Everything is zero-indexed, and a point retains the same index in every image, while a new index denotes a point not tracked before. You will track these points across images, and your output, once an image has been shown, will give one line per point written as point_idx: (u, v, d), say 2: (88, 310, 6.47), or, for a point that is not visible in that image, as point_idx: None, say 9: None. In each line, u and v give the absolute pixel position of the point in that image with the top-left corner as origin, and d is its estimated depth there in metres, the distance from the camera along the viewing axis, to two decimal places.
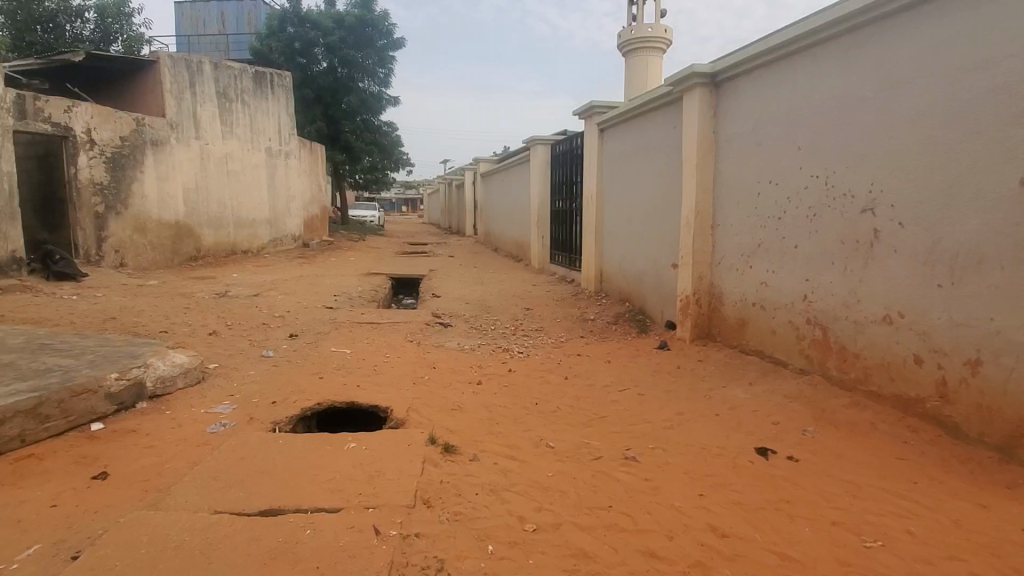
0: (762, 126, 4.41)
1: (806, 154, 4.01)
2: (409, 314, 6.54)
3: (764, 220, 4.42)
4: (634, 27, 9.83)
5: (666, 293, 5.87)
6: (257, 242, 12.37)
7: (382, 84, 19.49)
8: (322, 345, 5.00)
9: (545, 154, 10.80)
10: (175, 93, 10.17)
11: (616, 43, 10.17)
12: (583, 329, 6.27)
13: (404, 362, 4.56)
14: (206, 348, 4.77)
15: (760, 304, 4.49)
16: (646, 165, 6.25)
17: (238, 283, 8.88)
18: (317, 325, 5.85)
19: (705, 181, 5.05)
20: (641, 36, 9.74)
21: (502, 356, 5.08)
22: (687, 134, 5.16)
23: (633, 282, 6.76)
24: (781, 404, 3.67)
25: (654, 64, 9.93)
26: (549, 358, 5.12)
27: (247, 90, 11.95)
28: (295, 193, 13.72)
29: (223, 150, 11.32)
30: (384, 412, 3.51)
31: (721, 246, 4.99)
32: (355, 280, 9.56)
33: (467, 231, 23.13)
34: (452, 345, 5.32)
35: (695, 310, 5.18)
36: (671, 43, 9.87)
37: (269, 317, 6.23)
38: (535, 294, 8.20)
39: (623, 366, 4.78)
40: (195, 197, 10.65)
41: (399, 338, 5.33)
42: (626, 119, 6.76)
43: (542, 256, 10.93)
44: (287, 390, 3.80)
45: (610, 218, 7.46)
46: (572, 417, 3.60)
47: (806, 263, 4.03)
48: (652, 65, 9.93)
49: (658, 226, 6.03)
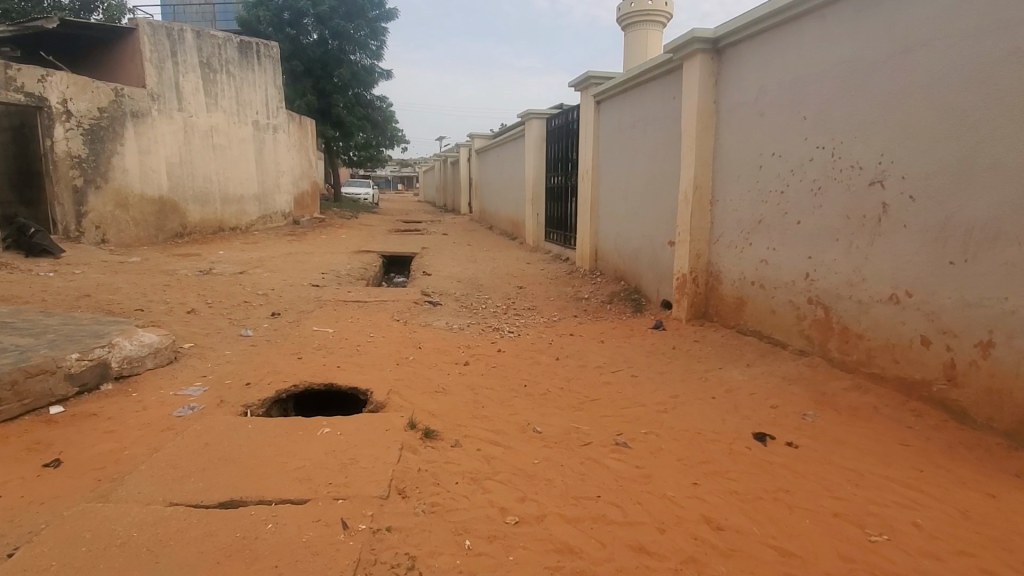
0: (766, 95, 4.17)
1: (811, 123, 3.77)
2: (397, 292, 6.35)
3: (765, 194, 4.20)
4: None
5: (662, 271, 5.68)
6: (245, 218, 12.08)
7: (374, 57, 18.94)
8: (304, 324, 4.81)
9: (541, 128, 10.49)
10: (155, 62, 9.78)
11: (615, 17, 9.77)
12: (576, 309, 6.09)
13: (389, 341, 4.38)
14: (182, 327, 4.59)
15: (760, 282, 4.31)
16: (644, 138, 5.99)
17: (224, 261, 8.66)
18: (301, 304, 5.65)
19: (704, 154, 4.82)
20: (641, 9, 9.34)
21: (492, 335, 4.90)
22: (687, 104, 4.90)
23: (628, 260, 6.56)
24: (780, 386, 3.51)
25: (653, 40, 9.56)
26: (540, 338, 4.95)
27: (232, 60, 11.53)
28: (284, 168, 13.37)
29: (207, 123, 10.96)
30: (365, 395, 3.34)
31: (719, 222, 4.79)
32: (344, 258, 9.34)
33: (462, 210, 22.79)
34: (440, 324, 5.13)
35: (691, 289, 5.00)
36: (671, 17, 9.48)
37: (252, 295, 6.03)
38: (528, 273, 8.00)
39: (616, 347, 4.61)
40: (179, 171, 10.34)
41: (385, 317, 5.14)
42: (623, 90, 6.47)
43: (537, 233, 10.70)
44: (263, 371, 3.62)
45: (606, 194, 7.22)
46: (561, 400, 3.44)
47: (808, 240, 3.82)
48: (651, 41, 9.55)
49: (655, 202, 5.80)
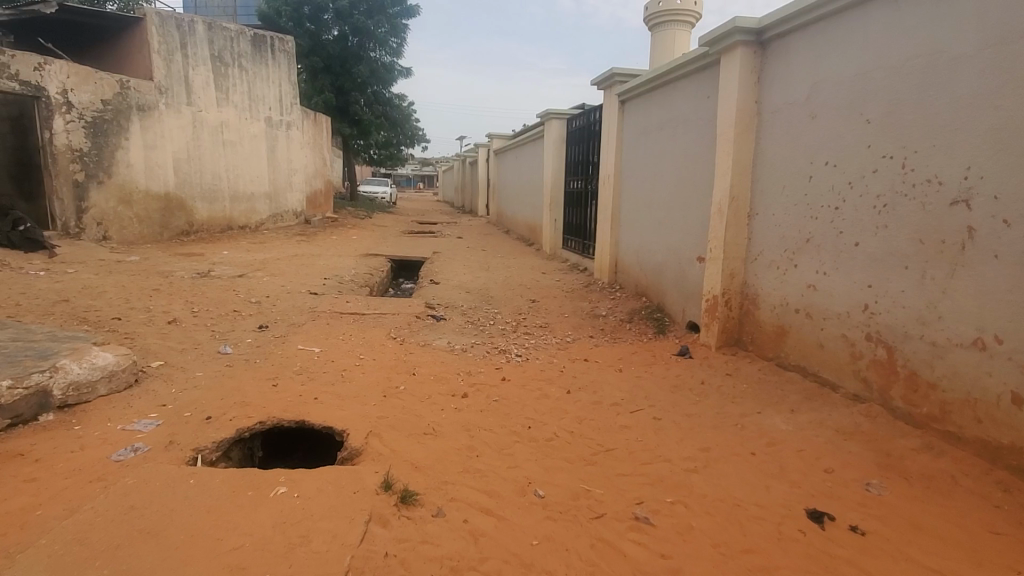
0: (820, 94, 3.59)
1: (875, 128, 3.19)
2: (399, 304, 5.88)
3: (816, 209, 3.61)
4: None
5: (689, 290, 5.12)
6: (255, 217, 11.78)
7: (394, 54, 18.58)
8: (290, 341, 4.35)
9: (561, 129, 9.96)
10: (163, 54, 9.57)
11: (642, 16, 9.20)
12: (593, 328, 5.55)
13: (380, 365, 3.90)
14: (156, 342, 4.22)
15: (806, 311, 3.73)
16: (673, 142, 5.43)
17: (225, 262, 8.33)
18: (293, 315, 5.21)
19: (742, 162, 4.25)
20: (669, 9, 8.76)
21: (497, 359, 4.39)
22: (723, 104, 4.35)
23: (651, 275, 6.01)
24: (834, 442, 2.93)
25: (681, 40, 8.97)
26: (551, 362, 4.42)
27: (245, 54, 11.26)
28: (297, 166, 13.04)
29: (217, 118, 10.69)
30: (341, 437, 2.86)
31: (759, 239, 4.21)
32: (351, 261, 8.92)
33: (480, 212, 22.28)
34: (440, 344, 4.63)
35: (723, 314, 4.44)
36: (701, 17, 8.88)
37: (243, 304, 5.62)
38: (543, 284, 7.47)
39: (636, 378, 4.06)
40: (187, 168, 10.10)
41: (381, 334, 4.66)
42: (650, 89, 5.92)
43: (554, 239, 10.18)
44: (230, 401, 3.17)
45: (629, 202, 6.66)
46: (570, 449, 2.91)
47: (868, 265, 3.24)
48: (680, 41, 8.96)
49: (683, 213, 5.24)
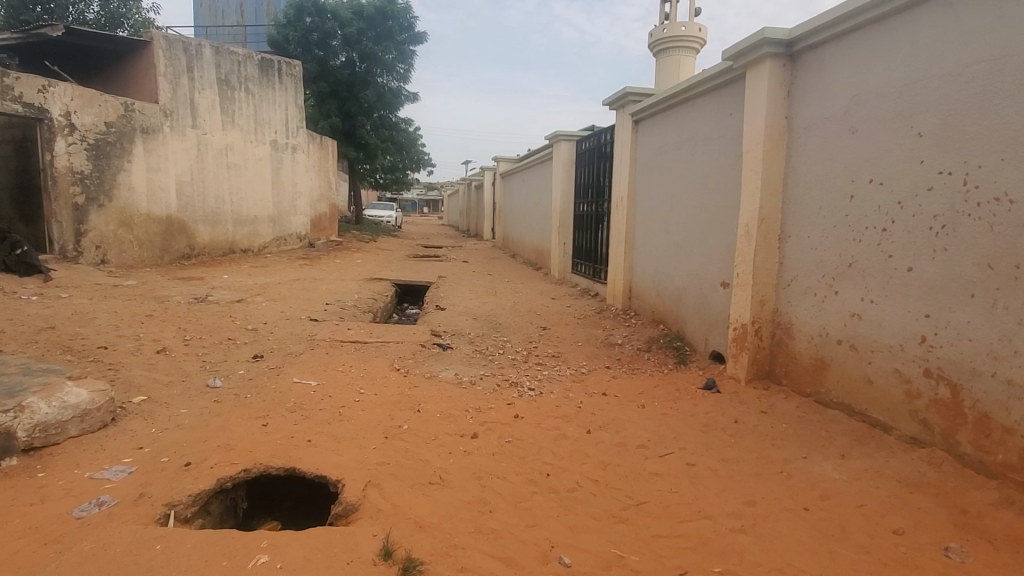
0: (862, 107, 3.32)
1: (928, 141, 2.90)
2: (403, 331, 5.56)
3: (861, 231, 3.31)
4: (665, 25, 8.75)
5: (713, 318, 4.79)
6: (258, 240, 11.56)
7: (401, 79, 18.65)
8: (285, 373, 4.03)
9: (570, 151, 9.74)
10: (170, 77, 9.51)
11: (646, 42, 9.10)
12: (609, 358, 5.20)
13: (382, 401, 3.56)
14: (142, 374, 3.91)
15: (850, 342, 3.40)
16: (692, 161, 5.17)
17: (224, 286, 8.07)
18: (290, 344, 4.90)
19: (772, 180, 3.97)
20: (673, 35, 8.65)
21: (508, 394, 4.04)
22: (750, 120, 4.09)
23: (670, 300, 5.69)
24: (898, 496, 2.56)
25: (687, 66, 8.82)
26: (567, 397, 4.07)
27: (252, 78, 11.22)
28: (302, 189, 12.89)
29: (222, 141, 10.58)
30: (336, 487, 2.52)
31: (792, 263, 3.90)
32: (354, 286, 8.65)
33: (486, 236, 22.08)
34: (447, 376, 4.29)
35: (753, 344, 4.10)
36: (705, 43, 8.76)
37: (239, 331, 5.32)
38: (554, 310, 7.14)
39: (662, 415, 3.71)
40: (190, 191, 9.94)
41: (383, 365, 4.33)
42: (667, 107, 5.70)
43: (563, 263, 9.90)
44: (214, 444, 2.84)
45: (644, 224, 6.38)
46: (596, 502, 2.56)
47: (925, 292, 2.92)
48: (685, 67, 8.81)
49: (705, 236, 4.95)
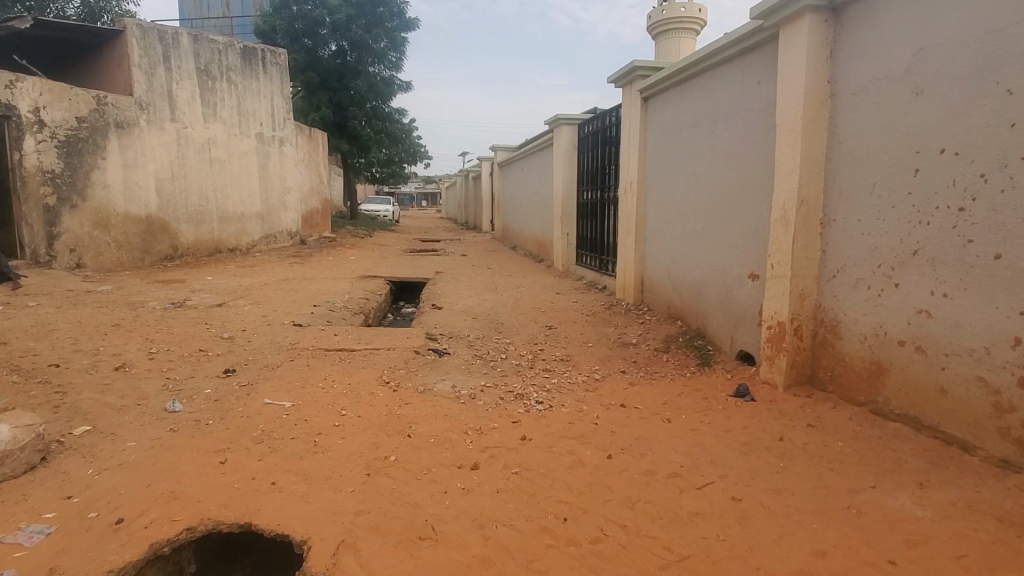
0: (928, 63, 2.78)
1: (1022, 101, 2.38)
2: (395, 336, 5.03)
3: (930, 211, 2.79)
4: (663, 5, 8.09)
5: (742, 314, 4.27)
6: (246, 239, 11.02)
7: (394, 68, 17.98)
8: (257, 391, 3.51)
9: (572, 136, 9.15)
10: (145, 68, 8.93)
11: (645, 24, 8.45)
12: (624, 360, 4.69)
13: (366, 424, 3.04)
14: (92, 398, 3.41)
15: (916, 344, 2.88)
16: (714, 138, 4.62)
17: (207, 289, 7.55)
18: (268, 355, 4.37)
19: (813, 155, 3.43)
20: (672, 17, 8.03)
21: (512, 409, 3.53)
22: (785, 86, 3.54)
23: (689, 294, 5.16)
24: (1005, 542, 2.05)
25: (689, 48, 8.22)
26: (581, 410, 3.56)
27: (234, 67, 10.61)
28: (291, 184, 12.32)
29: (204, 135, 10.00)
30: (301, 549, 2.03)
31: (838, 251, 3.38)
32: (345, 285, 8.11)
33: (485, 228, 21.52)
34: (443, 389, 3.77)
35: (792, 345, 3.59)
36: (706, 23, 8.13)
37: (213, 340, 4.80)
38: (560, 306, 6.62)
39: (692, 431, 3.20)
40: (170, 188, 9.39)
41: (370, 378, 3.81)
42: (682, 80, 5.14)
43: (567, 255, 9.35)
44: (157, 491, 2.34)
45: (657, 211, 5.84)
46: (627, 559, 2.05)
47: (1018, 283, 2.41)
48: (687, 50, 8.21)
49: (730, 222, 4.42)
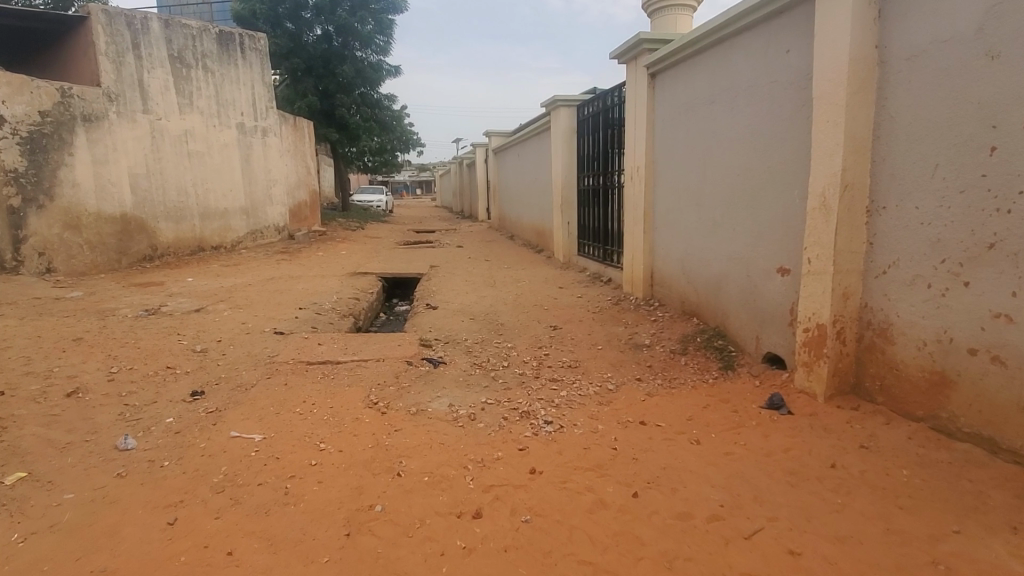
0: (1006, 18, 2.31)
1: None
2: (386, 343, 4.56)
3: (1012, 197, 2.34)
4: None
5: (773, 313, 3.84)
6: (230, 235, 10.47)
7: (382, 53, 17.28)
8: (224, 421, 3.05)
9: (571, 118, 8.61)
10: (113, 56, 8.31)
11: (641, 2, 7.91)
12: (639, 366, 4.26)
13: (349, 461, 2.60)
14: (34, 435, 2.95)
15: (992, 353, 2.46)
16: (736, 116, 4.14)
17: (186, 292, 7.04)
18: (242, 371, 3.90)
19: (859, 131, 2.96)
20: None
21: (518, 431, 3.10)
22: (823, 53, 3.07)
23: (708, 288, 4.72)
24: None
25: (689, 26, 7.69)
26: (597, 431, 3.14)
27: (210, 53, 9.96)
28: (276, 176, 11.73)
29: (180, 126, 9.39)
30: None
31: (889, 243, 2.94)
32: (334, 284, 7.61)
33: (481, 217, 21.00)
34: (438, 410, 3.32)
35: (834, 351, 3.17)
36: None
37: (183, 354, 4.32)
38: (564, 303, 6.17)
39: (727, 456, 2.78)
40: (146, 184, 8.80)
41: (355, 399, 3.35)
42: (697, 52, 4.63)
43: (568, 244, 8.89)
44: (86, 569, 1.91)
45: (668, 198, 5.37)
46: None
47: None
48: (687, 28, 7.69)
49: (755, 210, 3.99)
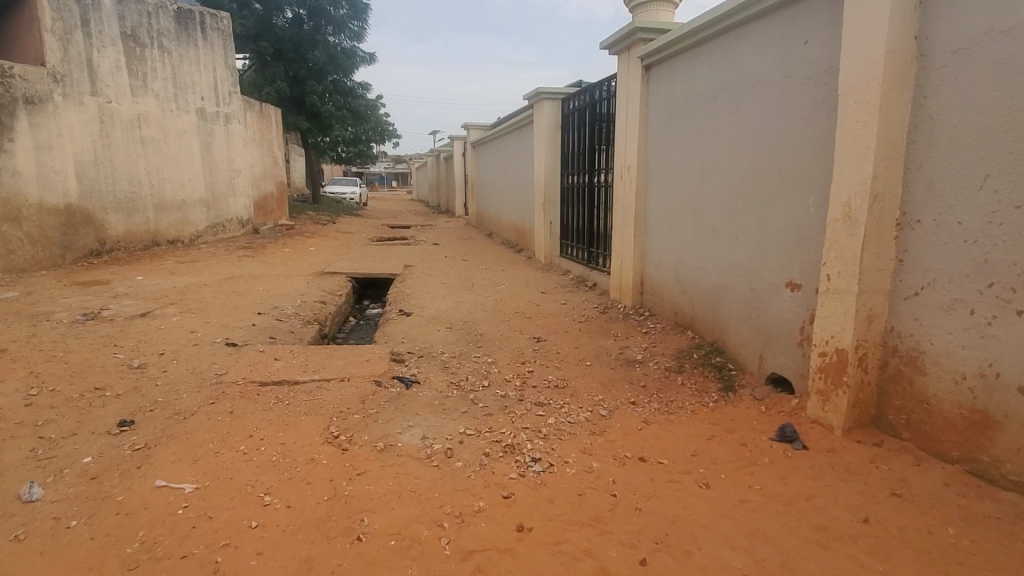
0: None
1: None
2: (352, 359, 4.07)
3: None
4: None
5: (781, 330, 3.51)
6: (188, 229, 9.74)
7: (356, 39, 16.53)
8: (151, 463, 2.55)
9: (555, 113, 8.18)
10: (59, 33, 7.54)
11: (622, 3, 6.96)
12: (631, 386, 3.87)
13: (299, 522, 2.15)
14: None
15: None
16: (744, 114, 3.78)
17: (134, 292, 6.38)
18: (184, 395, 3.37)
19: (892, 134, 2.65)
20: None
21: (503, 470, 2.69)
22: (852, 45, 2.73)
23: (705, 299, 4.38)
24: None
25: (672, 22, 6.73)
26: (594, 470, 2.75)
27: (168, 32, 9.20)
28: (239, 166, 11.01)
29: (133, 110, 8.62)
30: None
31: (922, 261, 2.64)
32: (299, 285, 7.03)
33: (458, 212, 20.49)
34: (410, 444, 2.88)
35: (856, 380, 2.86)
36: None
37: (117, 371, 3.75)
38: (548, 310, 5.76)
39: (744, 506, 2.43)
40: (94, 172, 8.03)
41: (312, 432, 2.87)
42: (701, 43, 4.27)
43: (550, 245, 8.49)
44: None
45: (662, 200, 5.01)
46: None
47: None
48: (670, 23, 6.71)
49: (761, 217, 3.66)
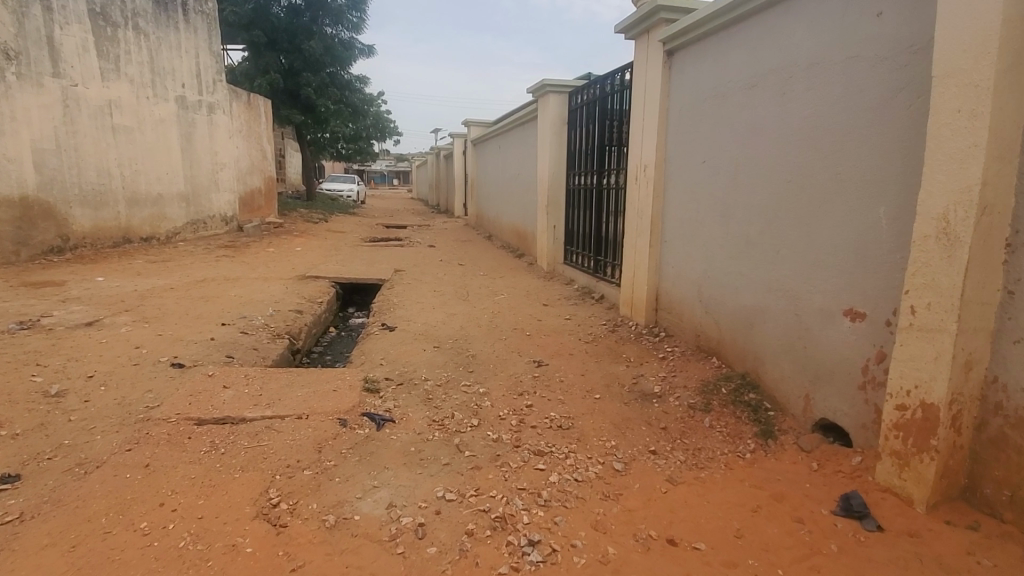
0: None
1: None
2: (315, 388, 3.40)
3: None
4: None
5: (836, 369, 2.86)
6: (164, 226, 9.09)
7: (355, 30, 15.82)
8: (11, 551, 1.89)
9: (562, 107, 7.52)
10: (14, 5, 6.70)
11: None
12: (649, 428, 3.22)
13: None
14: None
15: None
16: (791, 105, 3.14)
17: (86, 296, 5.70)
18: (97, 436, 2.71)
19: (1008, 127, 2.01)
20: None
21: (489, 559, 2.04)
22: (953, 8, 2.09)
23: (734, 322, 3.73)
24: None
25: None
26: (608, 559, 2.09)
27: (144, 13, 8.53)
28: (223, 159, 10.37)
29: (103, 95, 7.95)
30: None
31: None
32: (275, 291, 6.36)
33: (458, 212, 19.80)
34: (370, 516, 2.23)
35: (947, 445, 2.21)
36: None
37: (25, 401, 3.08)
38: (550, 326, 5.11)
39: None
40: (56, 162, 7.34)
41: (242, 499, 2.22)
42: (738, 20, 3.63)
43: (553, 251, 7.84)
44: None
45: (683, 206, 4.36)
46: None
47: None
48: None
49: (809, 230, 3.02)
